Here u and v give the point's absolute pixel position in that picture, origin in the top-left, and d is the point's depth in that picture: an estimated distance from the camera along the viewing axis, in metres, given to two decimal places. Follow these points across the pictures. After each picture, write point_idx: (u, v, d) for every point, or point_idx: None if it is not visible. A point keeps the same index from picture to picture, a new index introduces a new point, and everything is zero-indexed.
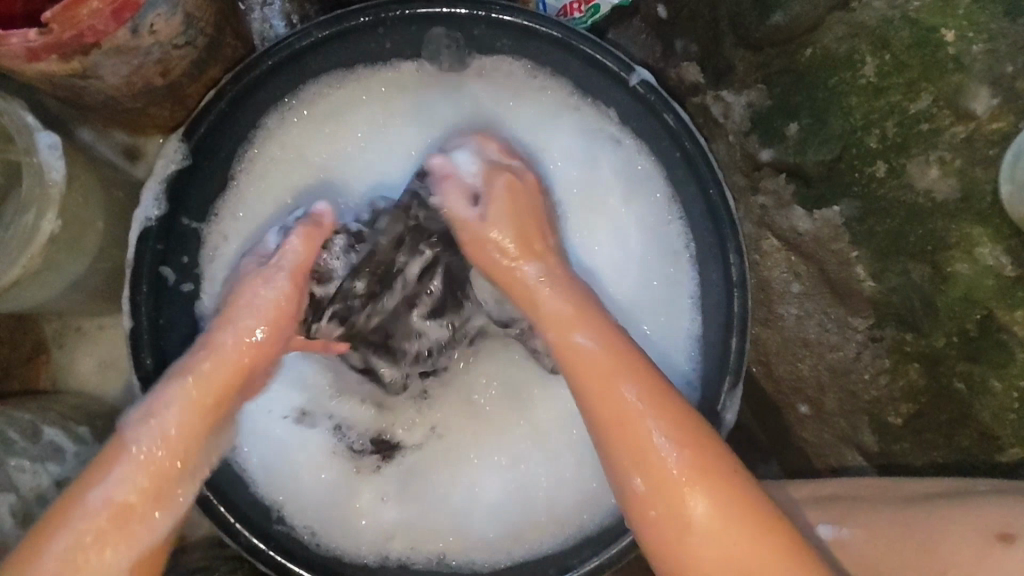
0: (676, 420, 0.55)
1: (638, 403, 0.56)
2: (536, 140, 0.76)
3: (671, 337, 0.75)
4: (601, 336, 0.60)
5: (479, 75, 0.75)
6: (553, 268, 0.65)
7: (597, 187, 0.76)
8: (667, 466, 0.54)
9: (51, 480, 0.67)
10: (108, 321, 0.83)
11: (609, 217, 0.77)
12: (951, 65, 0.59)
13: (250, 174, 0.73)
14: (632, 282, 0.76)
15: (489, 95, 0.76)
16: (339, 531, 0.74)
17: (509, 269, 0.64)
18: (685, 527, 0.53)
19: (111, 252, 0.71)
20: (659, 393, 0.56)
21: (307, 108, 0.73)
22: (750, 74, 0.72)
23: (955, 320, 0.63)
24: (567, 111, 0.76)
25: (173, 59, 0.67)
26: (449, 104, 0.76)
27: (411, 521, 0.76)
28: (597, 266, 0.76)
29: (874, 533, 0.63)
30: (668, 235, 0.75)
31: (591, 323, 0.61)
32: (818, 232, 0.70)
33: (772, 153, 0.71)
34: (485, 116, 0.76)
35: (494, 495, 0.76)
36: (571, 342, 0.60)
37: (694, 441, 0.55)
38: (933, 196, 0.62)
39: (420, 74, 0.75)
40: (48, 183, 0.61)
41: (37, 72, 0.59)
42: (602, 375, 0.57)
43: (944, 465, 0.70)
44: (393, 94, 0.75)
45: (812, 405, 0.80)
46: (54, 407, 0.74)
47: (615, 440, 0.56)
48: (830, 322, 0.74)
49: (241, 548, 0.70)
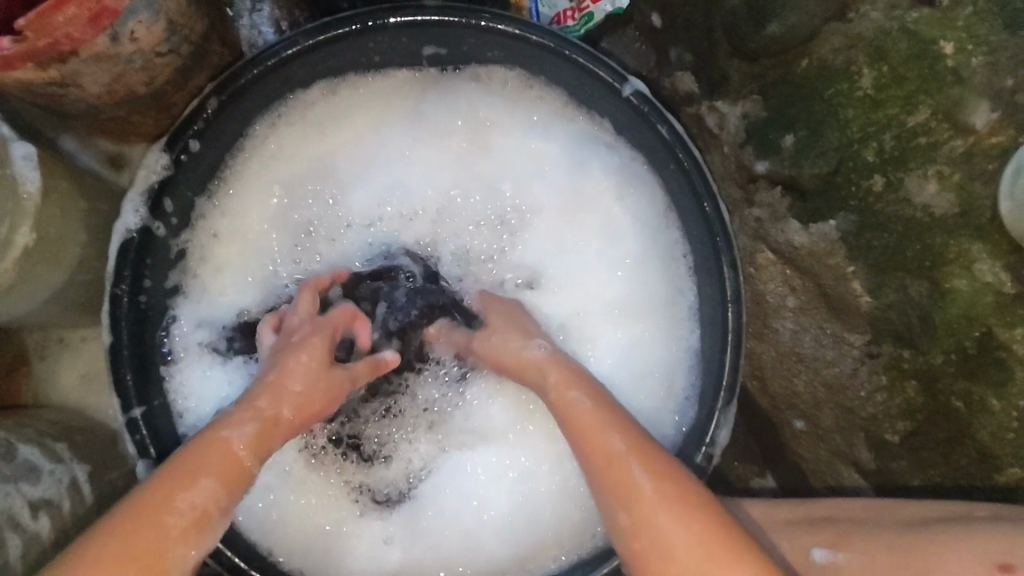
0: (658, 464, 0.53)
1: (626, 447, 0.54)
2: (525, 154, 0.76)
3: (665, 355, 0.74)
4: (595, 396, 0.59)
5: (472, 85, 0.74)
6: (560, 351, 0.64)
7: (585, 204, 0.76)
8: (645, 493, 0.51)
9: (24, 501, 0.64)
10: (90, 334, 0.81)
11: (595, 235, 0.76)
12: (950, 78, 0.57)
13: (242, 165, 0.72)
14: (618, 303, 0.76)
15: (481, 105, 0.75)
16: (338, 559, 0.73)
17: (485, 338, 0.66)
18: (669, 561, 0.49)
19: (90, 263, 0.70)
20: (645, 442, 0.55)
21: (299, 113, 0.73)
22: (745, 85, 0.71)
23: (954, 338, 0.62)
24: (561, 121, 0.75)
25: (157, 66, 0.65)
26: (443, 115, 0.75)
27: (414, 552, 0.74)
28: (577, 274, 0.76)
29: (869, 559, 0.61)
30: (662, 250, 0.74)
31: (584, 384, 0.60)
32: (814, 246, 0.69)
33: (767, 165, 0.70)
34: (479, 125, 0.75)
35: (485, 529, 0.74)
36: (568, 399, 0.59)
37: (672, 480, 0.52)
38: (931, 211, 0.60)
39: (413, 80, 0.74)
40: (24, 195, 0.60)
41: (15, 80, 0.57)
42: (595, 420, 0.57)
43: (942, 484, 0.68)
44: (386, 101, 0.75)
45: (808, 421, 0.79)
46: (32, 424, 0.73)
47: (603, 471, 0.54)
48: (825, 337, 0.73)
49: (224, 569, 0.67)
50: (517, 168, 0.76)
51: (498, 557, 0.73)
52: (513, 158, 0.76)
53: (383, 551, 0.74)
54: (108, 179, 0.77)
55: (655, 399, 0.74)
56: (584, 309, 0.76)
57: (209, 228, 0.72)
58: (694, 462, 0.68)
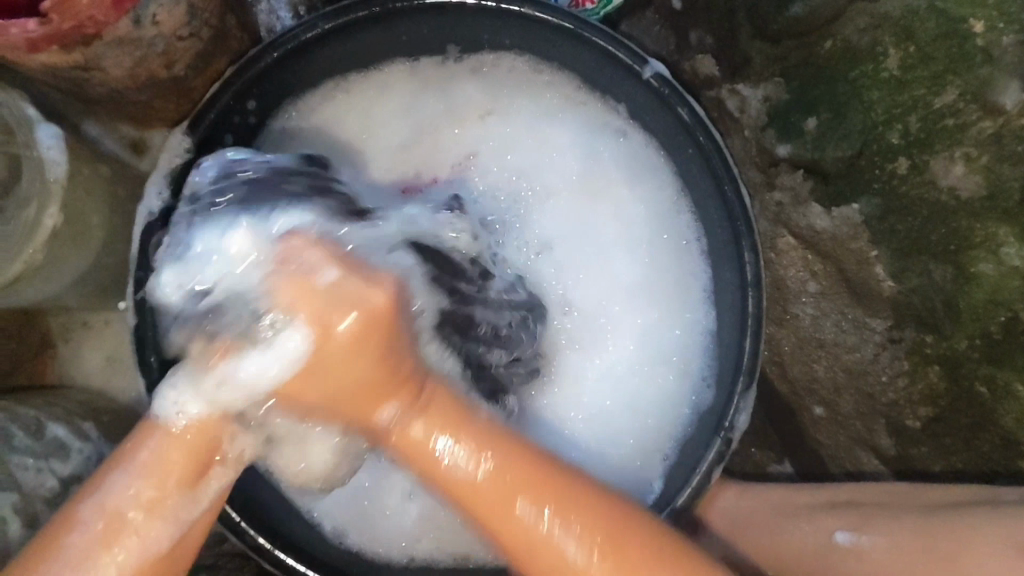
0: (563, 491, 0.47)
1: (435, 431, 0.48)
2: (531, 138, 0.75)
3: (683, 333, 0.74)
4: (487, 434, 0.49)
5: (472, 76, 0.75)
6: (418, 388, 0.49)
7: (597, 188, 0.75)
8: (474, 482, 0.47)
9: (56, 478, 0.67)
10: (114, 317, 0.82)
11: (610, 219, 0.75)
12: (980, 57, 0.56)
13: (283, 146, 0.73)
14: (634, 285, 0.75)
15: (479, 99, 0.75)
16: (366, 533, 0.73)
17: (367, 422, 0.49)
18: None
19: (116, 248, 0.71)
20: (514, 450, 0.48)
21: (329, 97, 0.74)
22: (767, 67, 0.70)
23: (978, 323, 0.62)
24: (570, 107, 0.75)
25: (178, 50, 0.65)
26: (451, 100, 0.75)
27: (436, 524, 0.74)
28: (592, 256, 0.75)
29: (892, 541, 0.61)
30: (679, 228, 0.74)
31: (469, 429, 0.48)
32: (837, 230, 0.68)
33: (789, 148, 0.69)
34: (482, 108, 0.75)
35: None
36: (406, 432, 0.48)
37: (498, 441, 0.48)
38: (957, 194, 0.60)
39: (413, 75, 0.75)
40: (48, 177, 0.61)
41: (40, 63, 0.58)
42: (412, 442, 0.48)
43: (964, 469, 0.68)
44: (389, 84, 0.75)
45: (828, 407, 0.78)
46: (58, 404, 0.74)
47: (431, 478, 0.48)
48: (847, 322, 0.72)
49: (247, 547, 0.68)
50: (521, 147, 0.75)
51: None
52: (512, 139, 0.75)
53: (406, 511, 0.74)
54: (129, 163, 0.76)
55: (674, 377, 0.73)
56: (600, 295, 0.75)
57: None
58: (712, 446, 0.67)
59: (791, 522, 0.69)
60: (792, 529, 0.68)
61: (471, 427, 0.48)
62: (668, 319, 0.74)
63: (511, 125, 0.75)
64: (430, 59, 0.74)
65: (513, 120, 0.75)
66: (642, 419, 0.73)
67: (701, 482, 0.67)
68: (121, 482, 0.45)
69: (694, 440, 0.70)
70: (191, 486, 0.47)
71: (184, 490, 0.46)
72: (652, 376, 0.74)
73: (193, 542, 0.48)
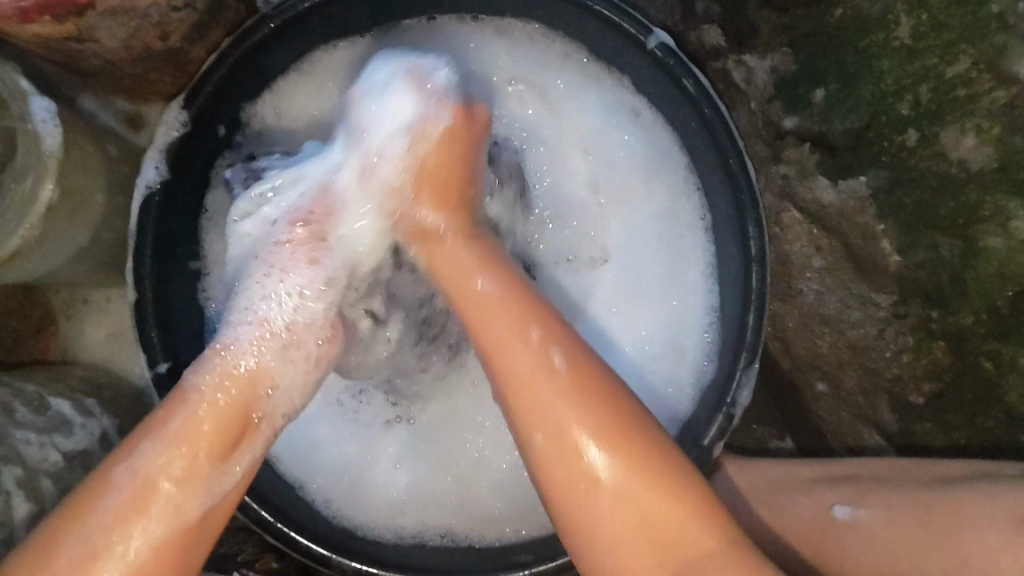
0: (604, 417, 0.52)
1: (542, 341, 0.55)
2: (565, 110, 0.74)
3: (654, 366, 0.73)
4: (568, 350, 0.55)
5: (495, 41, 0.73)
6: (501, 269, 0.59)
7: (597, 228, 0.75)
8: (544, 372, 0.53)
9: (59, 454, 0.66)
10: (115, 293, 0.82)
11: (609, 246, 0.74)
12: (995, 24, 0.55)
13: (307, 85, 0.72)
14: (608, 336, 0.74)
15: (535, 67, 0.73)
16: (353, 503, 0.74)
17: (487, 331, 0.56)
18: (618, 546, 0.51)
19: (115, 225, 0.69)
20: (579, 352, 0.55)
21: (390, 37, 0.72)
22: (775, 36, 0.68)
23: (985, 297, 0.61)
24: (606, 130, 0.74)
25: (173, 21, 0.63)
26: (508, 60, 0.73)
27: (422, 502, 0.74)
28: (614, 243, 0.74)
29: (891, 515, 0.61)
30: (679, 260, 0.73)
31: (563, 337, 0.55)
32: (843, 204, 0.67)
33: (796, 121, 0.68)
34: (538, 76, 0.74)
35: (496, 471, 0.75)
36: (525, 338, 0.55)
37: (583, 388, 0.53)
38: (967, 166, 0.59)
39: (468, 28, 0.73)
40: (45, 151, 0.59)
41: (33, 34, 0.57)
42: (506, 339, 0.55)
43: (966, 445, 0.68)
44: (449, 30, 0.72)
45: (830, 382, 0.78)
46: (63, 381, 0.74)
47: (511, 393, 0.54)
48: (852, 298, 0.71)
49: (251, 521, 0.68)
50: (561, 120, 0.74)
51: (493, 513, 0.74)
52: (554, 105, 0.74)
53: (394, 479, 0.75)
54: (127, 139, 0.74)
55: (676, 363, 0.73)
56: (609, 284, 0.75)
57: (273, 104, 0.71)
58: (714, 421, 0.67)
59: (790, 498, 0.70)
60: (792, 503, 0.69)
61: (517, 313, 0.56)
62: (632, 365, 0.74)
63: (557, 90, 0.74)
64: (447, 19, 0.72)
65: (556, 82, 0.74)
66: (648, 409, 0.73)
67: (701, 454, 0.67)
68: (156, 450, 0.50)
69: (696, 416, 0.71)
70: (224, 457, 0.52)
71: (215, 463, 0.51)
72: (651, 371, 0.73)
73: (214, 527, 0.52)
